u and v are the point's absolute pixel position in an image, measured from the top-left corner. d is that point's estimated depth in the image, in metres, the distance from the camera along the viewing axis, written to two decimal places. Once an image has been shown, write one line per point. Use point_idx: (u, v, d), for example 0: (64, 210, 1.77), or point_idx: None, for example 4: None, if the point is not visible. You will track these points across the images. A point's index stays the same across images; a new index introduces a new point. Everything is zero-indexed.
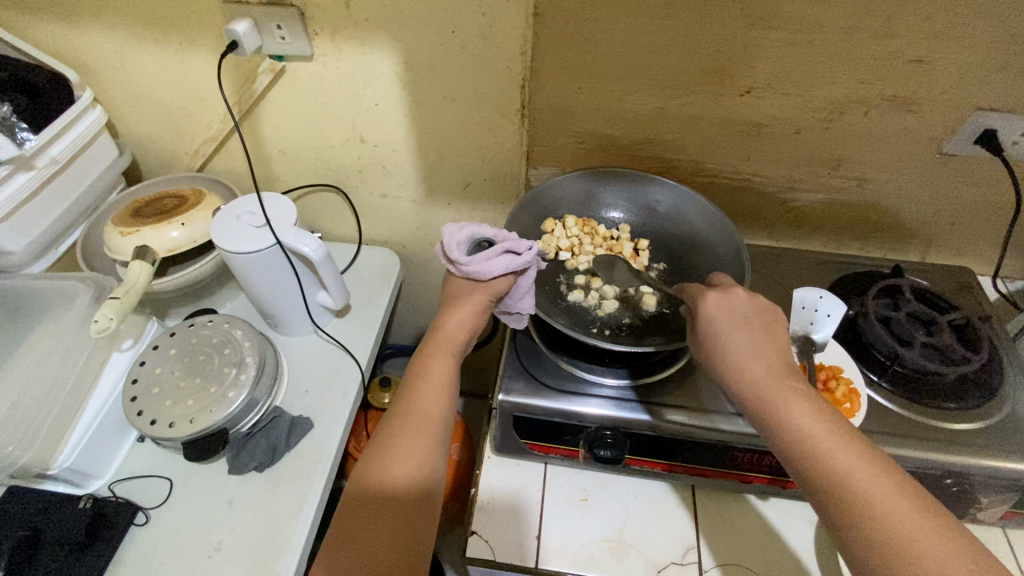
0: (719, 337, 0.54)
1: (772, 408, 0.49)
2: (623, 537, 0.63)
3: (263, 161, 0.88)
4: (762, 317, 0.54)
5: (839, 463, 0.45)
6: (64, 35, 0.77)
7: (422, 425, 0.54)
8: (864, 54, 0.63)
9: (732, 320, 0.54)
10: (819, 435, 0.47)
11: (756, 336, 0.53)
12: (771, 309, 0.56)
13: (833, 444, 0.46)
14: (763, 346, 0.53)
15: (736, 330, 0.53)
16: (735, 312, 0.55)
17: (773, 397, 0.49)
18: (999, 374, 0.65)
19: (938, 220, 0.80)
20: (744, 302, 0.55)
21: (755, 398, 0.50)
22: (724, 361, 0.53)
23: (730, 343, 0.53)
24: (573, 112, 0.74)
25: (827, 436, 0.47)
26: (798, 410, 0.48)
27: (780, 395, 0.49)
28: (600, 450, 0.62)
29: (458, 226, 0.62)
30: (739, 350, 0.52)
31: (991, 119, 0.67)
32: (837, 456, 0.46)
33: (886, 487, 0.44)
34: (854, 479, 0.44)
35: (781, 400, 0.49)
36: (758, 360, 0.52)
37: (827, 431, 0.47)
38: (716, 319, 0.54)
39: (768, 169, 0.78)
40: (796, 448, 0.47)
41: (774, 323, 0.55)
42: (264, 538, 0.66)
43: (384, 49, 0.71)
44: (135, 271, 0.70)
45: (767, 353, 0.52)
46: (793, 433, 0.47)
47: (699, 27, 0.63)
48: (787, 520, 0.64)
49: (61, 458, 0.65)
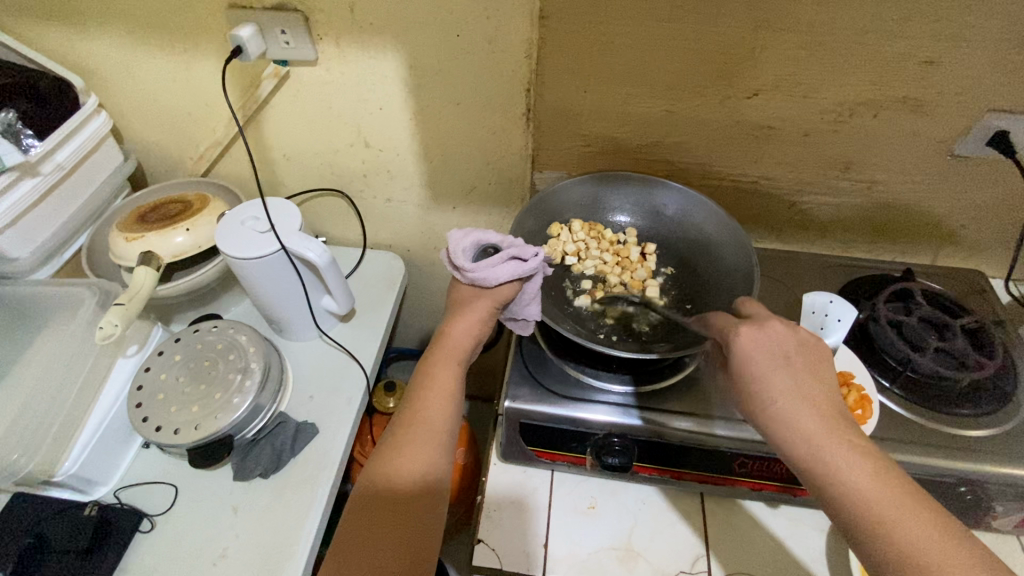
0: (760, 380, 0.49)
1: (820, 461, 0.45)
2: (631, 545, 0.62)
3: (267, 166, 0.88)
4: (805, 355, 0.50)
5: (900, 526, 0.41)
6: (69, 41, 0.77)
7: (429, 439, 0.53)
8: (874, 54, 0.62)
9: (772, 359, 0.50)
10: (875, 493, 0.42)
11: (799, 376, 0.49)
12: (812, 342, 0.51)
13: (892, 503, 0.42)
14: (808, 389, 0.48)
15: (779, 371, 0.49)
16: (773, 350, 0.50)
17: (823, 448, 0.45)
18: (1013, 380, 0.64)
19: (948, 222, 0.79)
20: (783, 338, 0.51)
21: (802, 448, 0.46)
22: (765, 406, 0.48)
23: (770, 384, 0.48)
24: (579, 114, 0.74)
25: (885, 494, 0.42)
26: (849, 463, 0.44)
27: (829, 445, 0.45)
28: (607, 457, 0.61)
29: (463, 232, 0.62)
30: (782, 394, 0.48)
31: (1003, 120, 0.66)
32: (898, 518, 0.41)
33: (956, 555, 0.39)
34: (921, 547, 0.40)
35: (831, 453, 0.45)
36: (805, 405, 0.47)
37: (885, 488, 0.43)
38: (753, 359, 0.50)
39: (776, 171, 0.77)
40: (851, 504, 0.43)
41: (818, 360, 0.50)
42: (268, 546, 0.66)
43: (388, 53, 0.71)
44: (140, 279, 0.70)
45: (813, 396, 0.48)
46: (846, 489, 0.43)
47: (707, 28, 0.63)
48: (798, 528, 0.63)
49: (66, 465, 0.65)
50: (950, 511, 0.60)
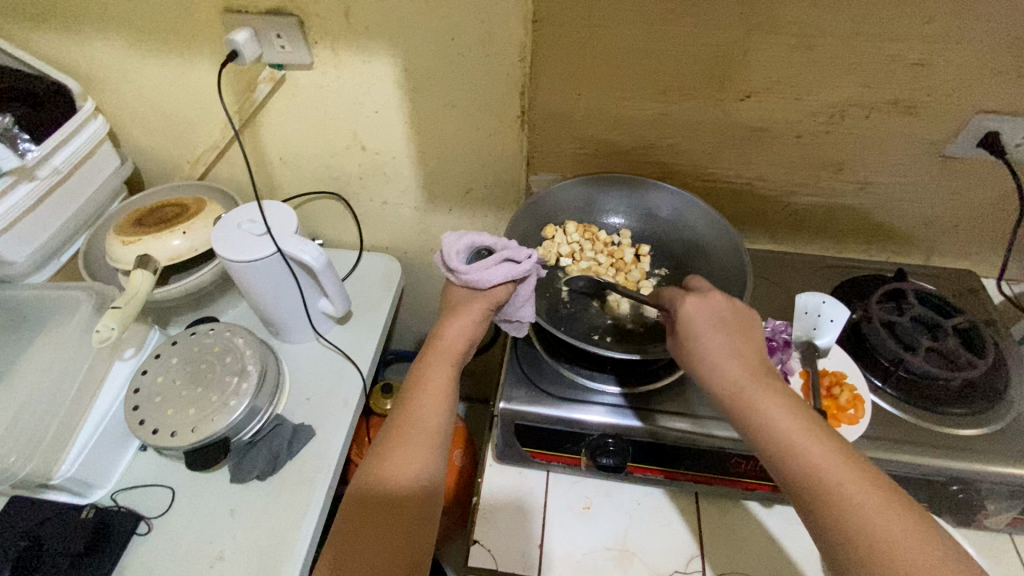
0: (693, 340, 0.52)
1: (746, 409, 0.48)
2: (626, 545, 0.63)
3: (264, 169, 0.88)
4: (738, 319, 0.53)
5: (814, 462, 0.44)
6: (66, 46, 0.77)
7: (422, 440, 0.53)
8: (865, 56, 0.63)
9: (707, 323, 0.53)
10: (793, 433, 0.46)
11: (731, 336, 0.52)
12: (746, 310, 0.54)
13: (809, 443, 0.45)
14: (738, 347, 0.51)
15: (713, 333, 0.52)
16: (708, 312, 0.53)
17: (750, 397, 0.48)
18: (1004, 379, 0.65)
19: (941, 223, 0.79)
20: (720, 304, 0.54)
21: (730, 398, 0.49)
22: (700, 364, 0.51)
23: (704, 344, 0.52)
24: (573, 117, 0.74)
25: (802, 435, 0.46)
26: (773, 409, 0.47)
27: (756, 395, 0.48)
28: (601, 458, 0.62)
29: (458, 234, 0.62)
30: (715, 352, 0.51)
31: (993, 121, 0.66)
32: (813, 455, 0.45)
33: (862, 485, 0.43)
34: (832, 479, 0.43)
35: (756, 401, 0.48)
36: (734, 361, 0.50)
37: (803, 430, 0.46)
38: (690, 321, 0.53)
39: (769, 173, 0.77)
40: (773, 446, 0.46)
41: (749, 322, 0.53)
42: (265, 548, 0.66)
43: (383, 57, 0.71)
44: (137, 281, 0.71)
45: (742, 353, 0.51)
46: (769, 432, 0.47)
47: (699, 31, 0.63)
48: (792, 527, 0.63)
49: (63, 468, 0.65)
50: (943, 510, 0.60)
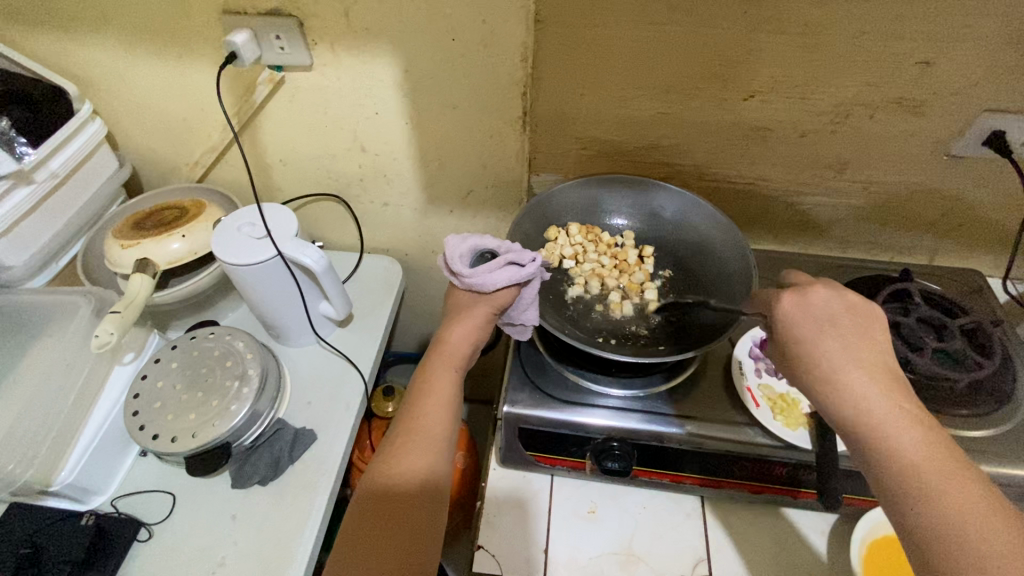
0: (808, 343, 0.49)
1: (865, 421, 0.45)
2: (632, 549, 0.62)
3: (264, 171, 0.88)
4: (860, 324, 0.50)
5: (940, 487, 0.41)
6: (63, 48, 0.76)
7: (427, 446, 0.53)
8: (870, 55, 0.62)
9: (821, 325, 0.49)
10: (919, 454, 0.42)
11: (849, 341, 0.48)
12: (862, 311, 0.51)
13: (936, 466, 0.42)
14: (858, 353, 0.48)
15: (829, 335, 0.49)
16: (821, 316, 0.50)
17: (870, 408, 0.45)
18: (1010, 379, 0.64)
19: (946, 222, 0.79)
20: (833, 303, 0.51)
21: (846, 407, 0.46)
22: (812, 367, 0.48)
23: (820, 347, 0.48)
24: (575, 117, 0.74)
25: (929, 457, 0.42)
26: (895, 423, 0.44)
27: (878, 407, 0.45)
28: (607, 462, 0.61)
29: (460, 238, 0.62)
30: (832, 356, 0.48)
31: (999, 120, 0.66)
32: (942, 482, 0.41)
33: (995, 523, 0.39)
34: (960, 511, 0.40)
35: (877, 414, 0.44)
36: (855, 368, 0.47)
37: (929, 452, 0.42)
38: (803, 325, 0.50)
39: (773, 173, 0.77)
40: (894, 465, 0.43)
41: (868, 327, 0.50)
42: (267, 554, 0.65)
43: (384, 58, 0.71)
44: (136, 285, 0.70)
45: (863, 359, 0.47)
46: (890, 451, 0.43)
47: (704, 30, 0.62)
48: (799, 529, 0.63)
49: (63, 474, 0.65)
50: None
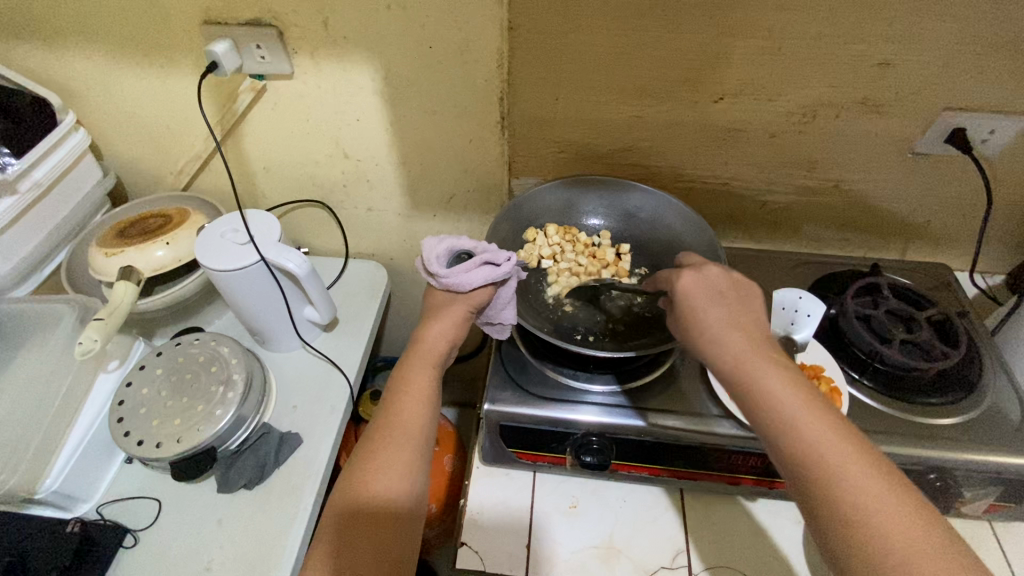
0: (695, 312, 0.53)
1: (746, 380, 0.48)
2: (613, 543, 0.63)
3: (247, 179, 0.89)
4: (738, 292, 0.54)
5: (817, 442, 0.44)
6: (46, 60, 0.77)
7: (406, 444, 0.54)
8: (832, 57, 0.64)
9: (707, 295, 0.53)
10: (791, 405, 0.46)
11: (731, 309, 0.53)
12: (746, 282, 0.55)
13: (805, 416, 0.46)
14: (737, 320, 0.52)
15: (714, 305, 0.53)
16: (709, 288, 0.54)
17: (747, 368, 0.49)
18: (978, 368, 0.66)
19: (915, 217, 0.81)
20: (717, 276, 0.55)
21: (728, 367, 0.50)
22: (699, 335, 0.52)
23: (705, 315, 0.52)
24: (552, 121, 0.75)
25: (800, 408, 0.46)
26: (771, 378, 0.48)
27: (756, 366, 0.48)
28: (584, 456, 0.62)
29: (437, 239, 0.63)
30: (715, 323, 0.52)
31: (959, 119, 0.68)
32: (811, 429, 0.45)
33: (858, 461, 0.43)
34: (829, 452, 0.44)
35: (756, 374, 0.48)
36: (736, 333, 0.51)
37: (801, 402, 0.46)
38: (693, 296, 0.54)
39: (746, 172, 0.78)
40: (771, 419, 0.46)
41: (749, 296, 0.54)
42: (253, 556, 0.66)
43: (363, 65, 0.72)
44: (120, 292, 0.71)
45: (743, 326, 0.52)
46: (771, 408, 0.47)
47: (672, 35, 0.64)
48: (776, 519, 0.64)
49: (48, 481, 0.65)
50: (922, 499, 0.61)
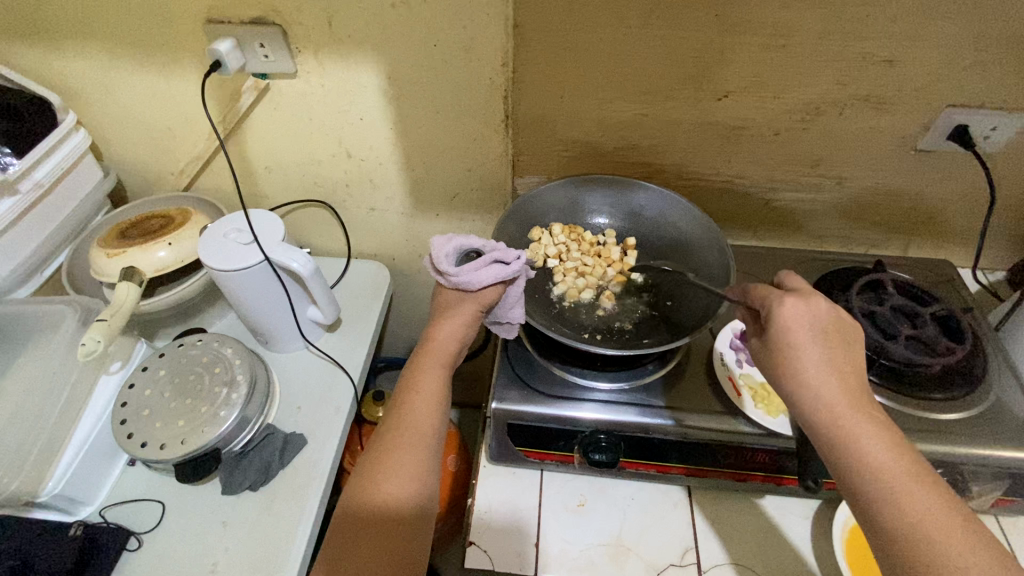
0: (792, 350, 0.50)
1: (842, 434, 0.46)
2: (621, 540, 0.63)
3: (249, 179, 0.88)
4: (839, 332, 0.51)
5: (908, 504, 0.43)
6: (46, 60, 0.77)
7: (416, 445, 0.53)
8: (836, 54, 0.65)
9: (808, 332, 0.50)
10: (893, 471, 0.44)
11: (831, 350, 0.50)
12: (847, 323, 0.52)
13: (907, 486, 0.43)
14: (837, 365, 0.49)
15: (813, 343, 0.50)
16: (813, 324, 0.51)
17: (843, 418, 0.47)
18: (983, 363, 0.66)
19: (917, 214, 0.81)
20: (822, 313, 0.51)
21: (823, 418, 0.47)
22: (792, 371, 0.50)
23: (804, 357, 0.49)
24: (556, 120, 0.75)
25: (901, 477, 0.44)
26: (868, 434, 0.46)
27: (853, 421, 0.47)
28: (594, 454, 0.62)
29: (445, 237, 0.63)
30: (814, 367, 0.49)
31: (962, 115, 0.69)
32: (914, 502, 0.43)
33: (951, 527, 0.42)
34: (932, 529, 0.42)
35: (856, 432, 0.46)
36: (833, 379, 0.49)
37: (902, 467, 0.44)
38: (794, 329, 0.50)
39: (750, 170, 0.79)
40: (869, 481, 0.45)
41: (849, 338, 0.52)
42: (259, 559, 0.65)
43: (367, 64, 0.72)
44: (122, 293, 0.70)
45: (841, 370, 0.49)
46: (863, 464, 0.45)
47: (677, 33, 0.65)
48: (783, 516, 0.64)
49: (49, 485, 0.64)
50: None
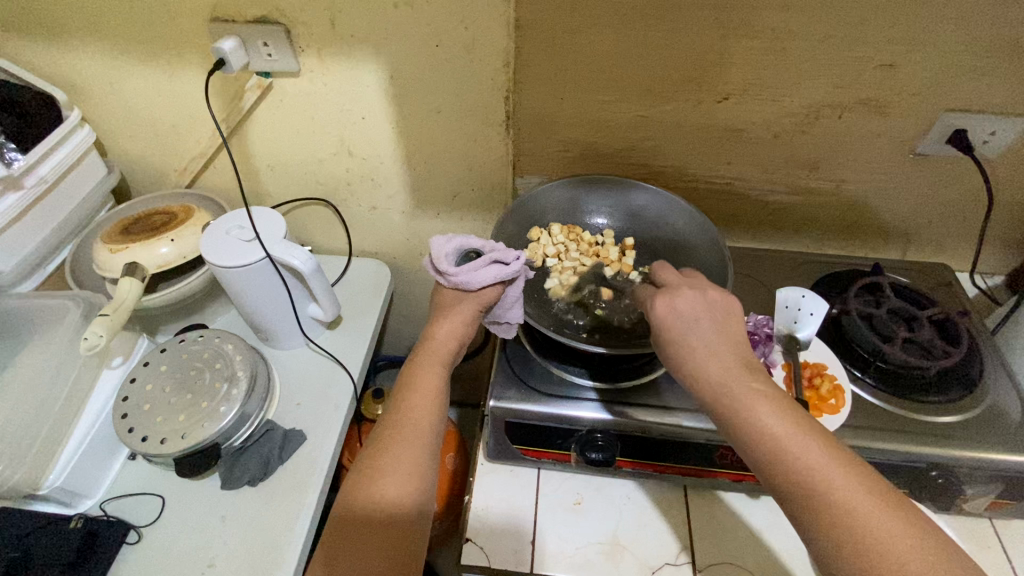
0: (676, 344, 0.50)
1: (739, 412, 0.46)
2: (617, 539, 0.63)
3: (252, 177, 0.89)
4: (721, 313, 0.51)
5: (808, 476, 0.42)
6: (52, 57, 0.78)
7: (412, 441, 0.54)
8: (836, 58, 0.65)
9: (683, 322, 0.51)
10: (785, 440, 0.44)
11: (712, 335, 0.50)
12: (724, 301, 0.52)
13: (807, 454, 0.43)
14: (719, 346, 0.49)
15: (694, 333, 0.50)
16: (691, 314, 0.51)
17: (733, 402, 0.46)
18: (979, 367, 0.67)
19: (915, 219, 0.82)
20: (695, 299, 0.52)
21: (716, 399, 0.47)
22: (678, 365, 0.50)
23: (692, 343, 0.49)
24: (557, 121, 0.76)
25: (800, 446, 0.43)
26: (760, 412, 0.45)
27: (742, 400, 0.46)
28: (590, 452, 0.64)
29: (446, 237, 0.63)
30: (698, 354, 0.49)
31: (960, 119, 0.69)
32: (814, 470, 0.42)
33: (853, 489, 0.41)
34: (835, 494, 0.41)
35: (745, 408, 0.46)
36: (717, 362, 0.48)
37: (792, 436, 0.44)
38: (670, 324, 0.51)
39: (750, 172, 0.79)
40: (764, 457, 0.44)
41: (729, 318, 0.51)
42: (258, 553, 0.66)
43: (369, 63, 0.72)
44: (125, 289, 0.70)
45: (724, 352, 0.49)
46: (759, 443, 0.44)
47: (677, 36, 0.65)
48: (778, 517, 0.65)
49: (51, 477, 0.65)
50: (925, 495, 0.62)
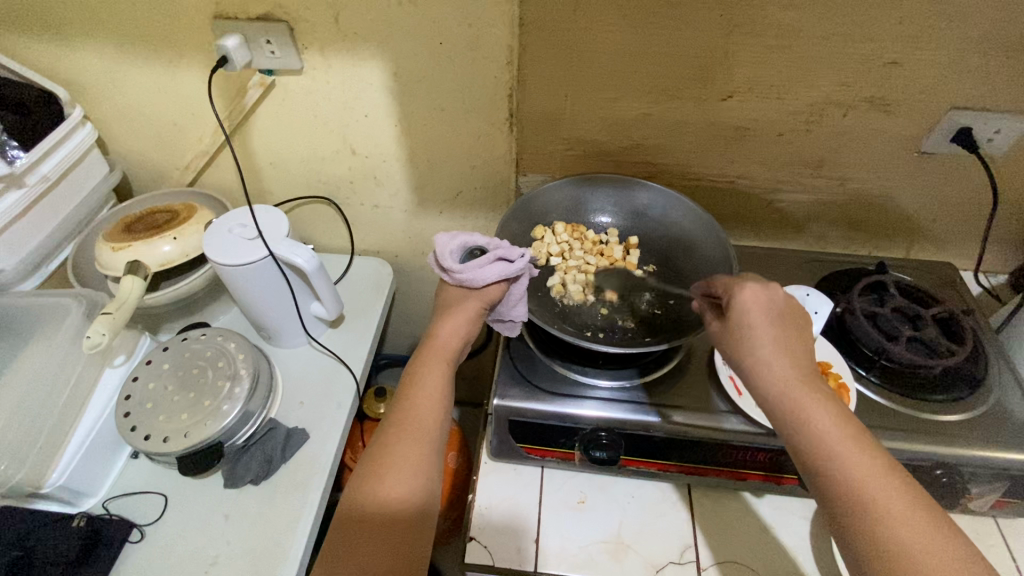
0: (746, 333, 0.51)
1: (795, 409, 0.47)
2: (621, 538, 0.63)
3: (255, 175, 0.89)
4: (793, 317, 0.52)
5: (857, 477, 0.44)
6: (53, 54, 0.77)
7: (422, 439, 0.54)
8: (842, 56, 0.65)
9: (762, 313, 0.51)
10: (841, 442, 0.45)
11: (784, 332, 0.51)
12: (801, 310, 0.53)
13: (861, 459, 0.44)
14: (791, 347, 0.50)
15: (767, 326, 0.51)
16: (770, 308, 0.52)
17: (797, 399, 0.47)
18: (983, 366, 0.67)
19: (918, 217, 0.82)
20: (778, 297, 0.52)
21: (776, 393, 0.49)
22: (742, 355, 0.51)
23: (759, 339, 0.50)
24: (561, 119, 0.76)
25: (854, 450, 0.45)
26: (821, 412, 0.47)
27: (806, 398, 0.47)
28: (594, 451, 0.63)
29: (450, 235, 0.63)
30: (767, 348, 0.50)
31: (965, 117, 0.69)
32: (864, 475, 0.43)
33: (900, 499, 0.42)
34: (884, 497, 0.43)
35: (806, 405, 0.47)
36: (785, 360, 0.49)
37: (849, 439, 0.45)
38: (749, 311, 0.51)
39: (754, 170, 0.79)
40: (816, 456, 0.46)
41: (803, 324, 0.53)
42: (260, 553, 0.66)
43: (373, 61, 0.72)
44: (127, 288, 0.71)
45: (794, 352, 0.50)
46: (815, 441, 0.46)
47: (682, 33, 0.65)
48: (782, 515, 0.65)
49: (53, 477, 0.65)
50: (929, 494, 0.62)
